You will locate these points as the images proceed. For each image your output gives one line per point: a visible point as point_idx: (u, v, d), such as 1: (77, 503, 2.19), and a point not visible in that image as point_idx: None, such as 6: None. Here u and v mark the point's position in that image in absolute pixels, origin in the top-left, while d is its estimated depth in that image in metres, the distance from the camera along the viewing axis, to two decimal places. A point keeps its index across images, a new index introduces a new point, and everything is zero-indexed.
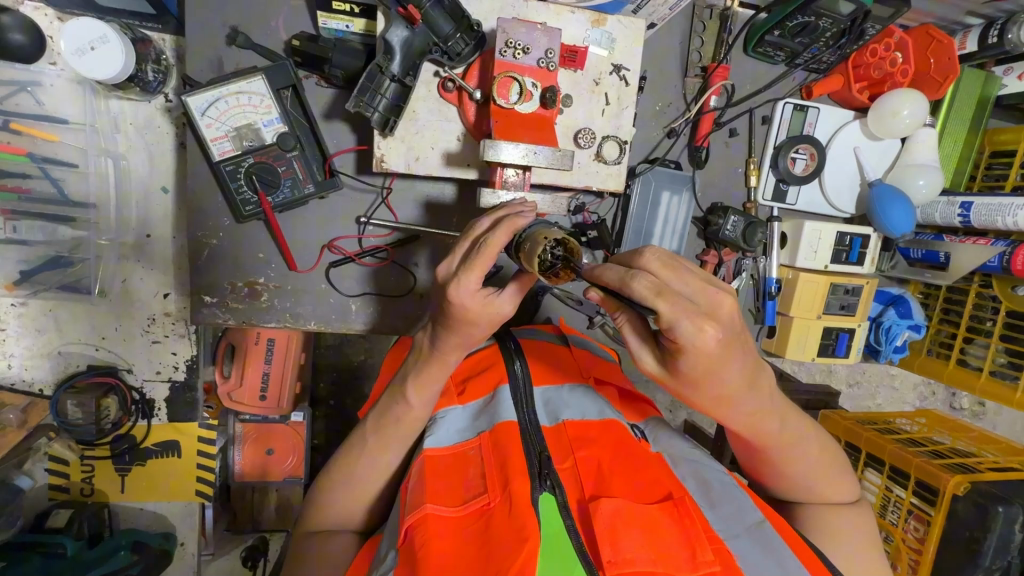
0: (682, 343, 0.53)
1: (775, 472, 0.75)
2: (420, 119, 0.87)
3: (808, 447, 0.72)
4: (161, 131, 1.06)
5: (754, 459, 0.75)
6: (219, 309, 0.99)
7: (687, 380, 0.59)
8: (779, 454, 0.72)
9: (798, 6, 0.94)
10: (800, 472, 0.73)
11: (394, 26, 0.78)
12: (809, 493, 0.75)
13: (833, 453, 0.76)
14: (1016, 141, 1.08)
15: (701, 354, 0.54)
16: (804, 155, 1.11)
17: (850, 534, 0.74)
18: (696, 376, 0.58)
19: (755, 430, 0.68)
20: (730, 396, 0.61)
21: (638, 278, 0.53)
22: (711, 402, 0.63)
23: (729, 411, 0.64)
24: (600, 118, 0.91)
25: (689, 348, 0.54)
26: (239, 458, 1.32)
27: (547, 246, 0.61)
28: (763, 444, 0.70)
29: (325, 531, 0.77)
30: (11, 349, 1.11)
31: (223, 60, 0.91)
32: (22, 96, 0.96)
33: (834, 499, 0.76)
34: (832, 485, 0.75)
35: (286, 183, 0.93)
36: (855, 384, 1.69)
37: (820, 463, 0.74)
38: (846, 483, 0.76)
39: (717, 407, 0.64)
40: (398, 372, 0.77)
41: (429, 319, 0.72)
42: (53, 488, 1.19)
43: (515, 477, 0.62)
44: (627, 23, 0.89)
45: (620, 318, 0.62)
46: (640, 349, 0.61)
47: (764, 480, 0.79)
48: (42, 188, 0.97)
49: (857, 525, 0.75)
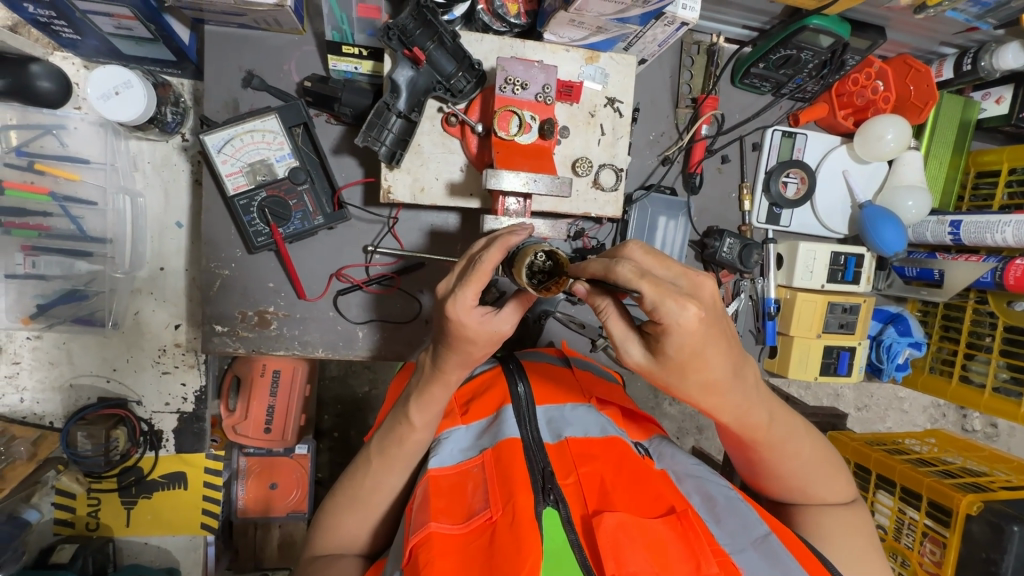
0: (668, 322, 0.57)
1: (770, 472, 0.76)
2: (426, 153, 0.91)
3: (795, 443, 0.74)
4: (177, 168, 1.12)
5: (747, 459, 0.77)
6: (230, 338, 1.01)
7: (674, 369, 0.61)
8: (770, 452, 0.73)
9: (780, 41, 0.99)
10: (794, 471, 0.75)
11: (400, 67, 0.83)
12: (807, 494, 0.77)
13: (824, 450, 0.77)
14: (1000, 161, 1.13)
15: (688, 335, 0.57)
16: (795, 179, 1.16)
17: (849, 534, 0.75)
18: (681, 363, 0.61)
19: (743, 424, 0.70)
20: (717, 385, 0.64)
21: (621, 263, 0.58)
22: (699, 393, 0.65)
23: (718, 403, 0.67)
24: (597, 147, 0.95)
25: (674, 329, 0.57)
26: (243, 493, 1.27)
27: (537, 260, 0.65)
28: (751, 440, 0.72)
29: (329, 554, 0.77)
30: (23, 382, 1.14)
31: (238, 101, 0.96)
32: (47, 138, 1.00)
33: (830, 498, 0.77)
34: (828, 484, 0.77)
35: (297, 216, 0.97)
36: (863, 408, 1.69)
37: (813, 460, 0.76)
38: (840, 480, 0.77)
39: (706, 400, 0.66)
40: (401, 394, 0.78)
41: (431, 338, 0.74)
42: (59, 522, 1.19)
43: (518, 492, 0.63)
44: (618, 60, 0.94)
45: (605, 317, 0.64)
46: (626, 344, 0.63)
47: (762, 484, 0.79)
48: (62, 226, 1.01)
49: (852, 523, 0.76)
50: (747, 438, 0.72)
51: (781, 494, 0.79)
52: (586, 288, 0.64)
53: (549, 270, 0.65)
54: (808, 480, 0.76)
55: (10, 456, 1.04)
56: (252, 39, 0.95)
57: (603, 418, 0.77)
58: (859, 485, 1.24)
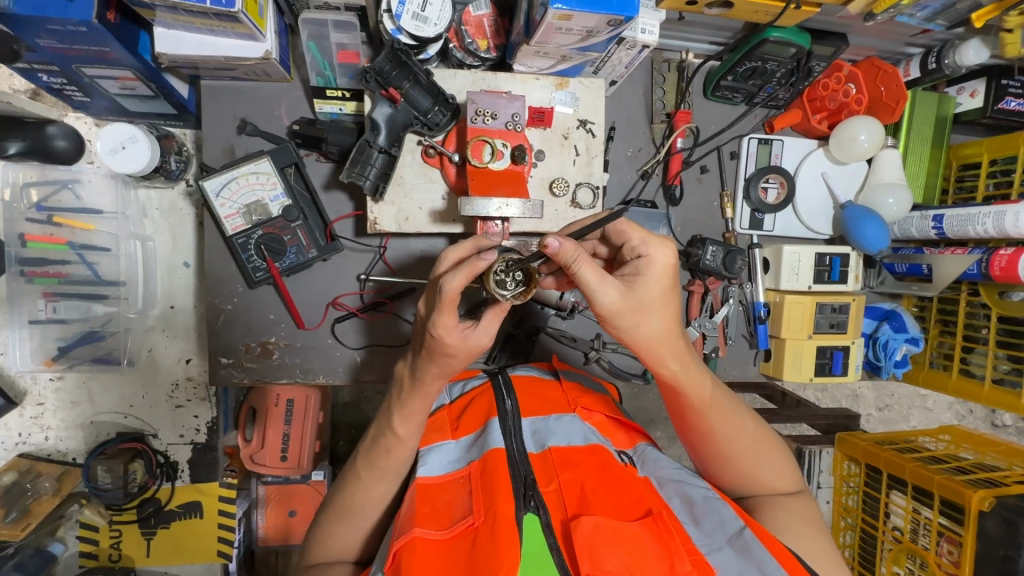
0: (653, 257, 0.67)
1: (720, 454, 0.78)
2: (408, 184, 0.96)
3: (740, 419, 0.77)
4: (183, 213, 1.20)
5: (698, 440, 0.78)
6: (236, 368, 1.06)
7: (643, 308, 0.65)
8: (719, 427, 0.76)
9: (745, 54, 1.03)
10: (742, 450, 0.77)
11: (380, 106, 0.89)
12: (758, 481, 0.79)
13: (770, 435, 0.81)
14: (980, 153, 1.14)
15: (665, 272, 0.67)
16: (775, 184, 1.19)
17: (800, 522, 0.76)
18: (651, 303, 0.66)
19: (693, 385, 0.73)
20: (674, 332, 0.69)
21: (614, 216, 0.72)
22: (656, 342, 0.68)
23: (673, 354, 0.70)
24: (573, 167, 0.99)
25: (656, 263, 0.67)
26: (262, 522, 1.31)
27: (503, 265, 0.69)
28: (702, 405, 0.74)
29: (323, 563, 0.80)
30: (48, 421, 1.21)
31: (234, 147, 1.03)
32: (64, 193, 1.09)
33: (777, 486, 0.79)
34: (774, 470, 0.79)
35: (292, 250, 1.02)
36: (884, 408, 1.66)
37: (759, 442, 0.78)
38: (786, 468, 0.80)
39: (663, 351, 0.69)
40: (384, 405, 0.81)
41: (410, 350, 0.76)
42: (84, 555, 1.24)
43: (499, 500, 0.65)
44: (588, 83, 0.99)
45: (578, 264, 0.62)
46: (602, 288, 0.63)
47: (715, 471, 0.80)
48: (79, 272, 1.09)
49: (804, 511, 0.78)
50: (695, 406, 0.74)
51: (734, 485, 0.80)
52: (559, 243, 0.60)
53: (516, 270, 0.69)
54: (758, 466, 0.78)
55: (37, 491, 1.15)
56: (246, 90, 1.02)
57: (587, 427, 0.79)
58: (872, 487, 1.22)
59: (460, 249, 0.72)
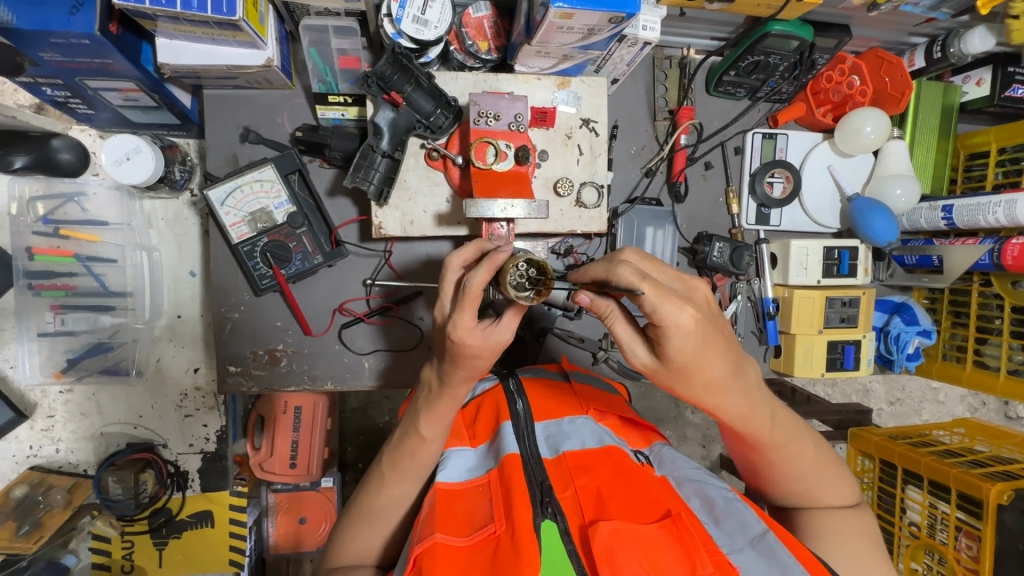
0: (668, 325, 0.60)
1: (773, 474, 0.77)
2: (412, 188, 0.96)
3: (797, 445, 0.75)
4: (188, 222, 1.19)
5: (752, 462, 0.77)
6: (244, 377, 1.06)
7: (680, 371, 0.64)
8: (772, 453, 0.74)
9: (747, 48, 1.02)
10: (797, 472, 0.76)
11: (382, 110, 0.89)
12: (810, 497, 0.78)
13: (827, 454, 0.78)
14: (988, 142, 1.12)
15: (688, 336, 0.61)
16: (780, 179, 1.17)
17: (852, 535, 0.76)
18: (689, 366, 0.64)
19: (747, 424, 0.71)
20: (719, 386, 0.66)
21: (622, 265, 0.59)
22: (701, 394, 0.67)
23: (721, 402, 0.68)
24: (577, 167, 0.99)
25: (674, 330, 0.60)
26: (273, 529, 1.33)
27: (520, 269, 0.66)
28: (755, 440, 0.73)
29: (344, 565, 0.79)
30: (58, 434, 1.21)
31: (237, 155, 1.03)
32: (70, 206, 1.10)
33: (831, 502, 0.78)
34: (830, 487, 0.77)
35: (298, 256, 1.03)
36: (896, 402, 1.65)
37: (815, 464, 0.77)
38: (843, 484, 0.78)
39: (709, 400, 0.68)
40: (410, 407, 0.81)
41: (435, 355, 0.77)
42: (96, 567, 1.24)
43: (518, 506, 0.64)
44: (590, 82, 0.98)
45: (610, 320, 0.67)
46: (633, 347, 0.66)
47: (765, 486, 0.80)
48: (87, 284, 1.10)
49: (857, 525, 0.77)
50: (752, 438, 0.73)
51: (784, 499, 0.79)
52: (589, 298, 0.67)
53: (534, 277, 0.67)
54: (812, 484, 0.77)
55: (49, 503, 1.16)
56: (248, 98, 1.02)
57: (600, 429, 0.78)
58: (886, 483, 1.20)
59: (462, 253, 0.71)
